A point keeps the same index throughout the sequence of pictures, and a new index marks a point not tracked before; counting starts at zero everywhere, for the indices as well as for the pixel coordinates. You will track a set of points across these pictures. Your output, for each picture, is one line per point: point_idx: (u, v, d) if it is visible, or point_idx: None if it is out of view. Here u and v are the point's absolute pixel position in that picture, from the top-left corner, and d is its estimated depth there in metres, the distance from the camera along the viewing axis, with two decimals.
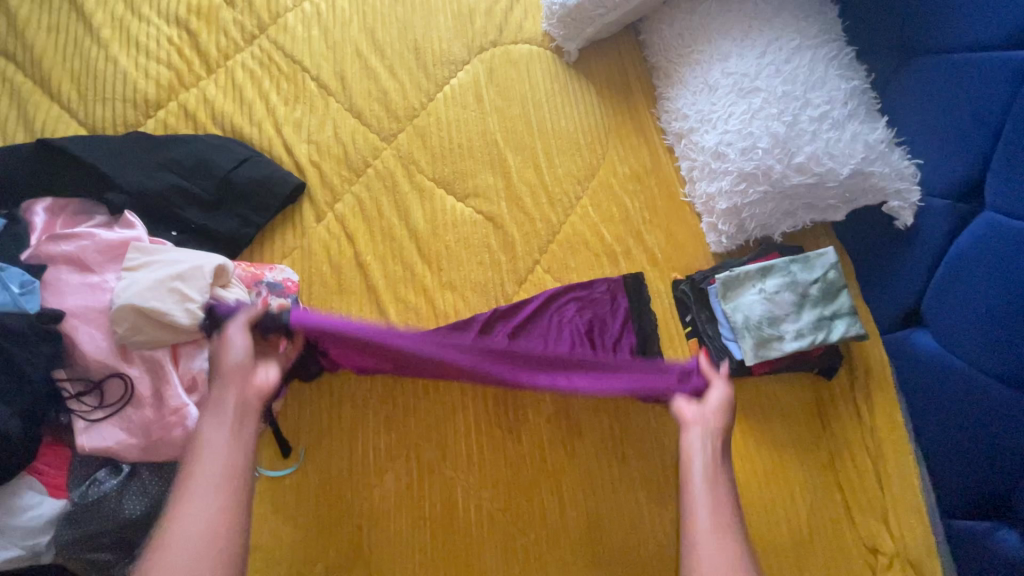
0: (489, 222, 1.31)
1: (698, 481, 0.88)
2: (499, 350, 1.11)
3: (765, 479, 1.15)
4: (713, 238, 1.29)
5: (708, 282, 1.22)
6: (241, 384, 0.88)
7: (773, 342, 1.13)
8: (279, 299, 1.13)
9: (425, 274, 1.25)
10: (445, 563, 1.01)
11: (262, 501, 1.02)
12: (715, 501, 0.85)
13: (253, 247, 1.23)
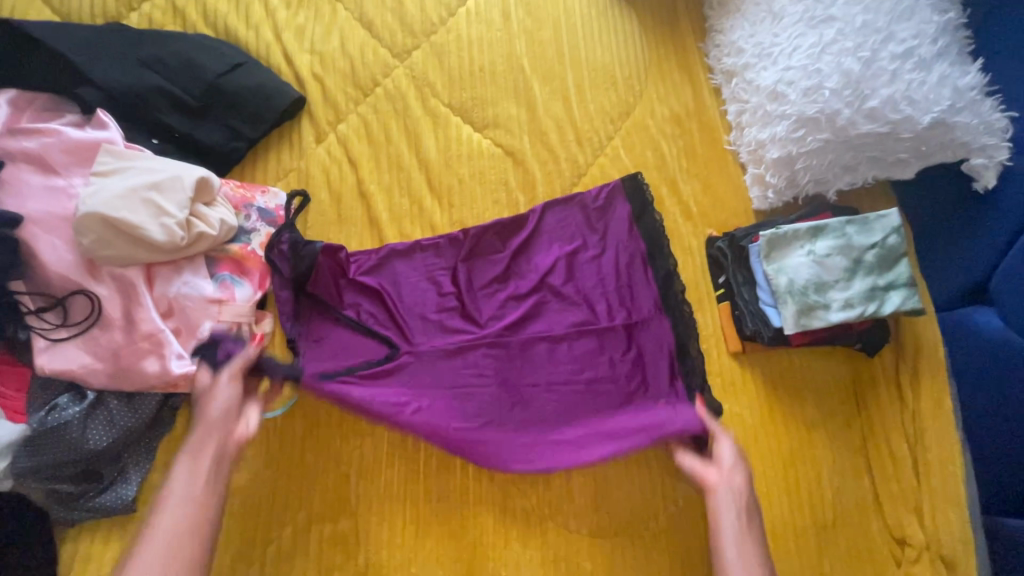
0: (508, 156, 1.17)
1: (726, 519, 0.82)
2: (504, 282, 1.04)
3: (790, 460, 1.06)
4: (757, 191, 1.16)
5: (750, 240, 1.09)
6: (222, 430, 0.82)
7: (818, 310, 1.00)
8: (269, 226, 1.01)
9: (434, 209, 1.12)
10: (439, 522, 0.92)
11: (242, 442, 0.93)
12: None
13: (244, 165, 1.10)
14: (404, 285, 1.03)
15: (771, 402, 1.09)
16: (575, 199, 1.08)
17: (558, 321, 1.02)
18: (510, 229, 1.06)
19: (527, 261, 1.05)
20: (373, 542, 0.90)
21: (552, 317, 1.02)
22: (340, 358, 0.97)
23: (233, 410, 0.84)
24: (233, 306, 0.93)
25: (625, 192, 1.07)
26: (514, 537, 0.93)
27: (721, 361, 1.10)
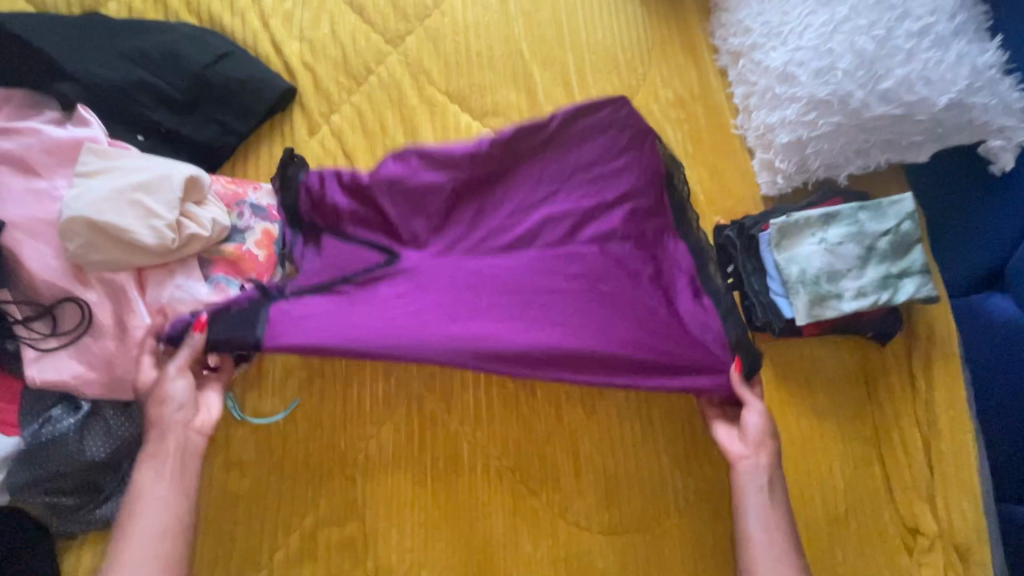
0: None
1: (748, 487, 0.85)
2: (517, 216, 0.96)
3: (800, 450, 1.05)
4: (766, 178, 1.12)
5: (760, 228, 1.05)
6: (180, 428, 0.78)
7: (830, 300, 0.98)
8: (264, 224, 0.97)
9: None
10: (448, 524, 0.91)
11: (244, 447, 0.91)
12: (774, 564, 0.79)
13: (235, 160, 1.06)
14: (420, 178, 0.95)
15: (781, 393, 1.07)
16: (622, 156, 0.99)
17: (562, 269, 0.94)
18: (521, 159, 0.97)
19: (532, 185, 0.98)
20: (382, 546, 0.89)
21: (562, 278, 0.93)
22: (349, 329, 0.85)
23: (186, 402, 0.80)
24: (175, 403, 0.79)
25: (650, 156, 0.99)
26: (525, 537, 0.92)
27: None
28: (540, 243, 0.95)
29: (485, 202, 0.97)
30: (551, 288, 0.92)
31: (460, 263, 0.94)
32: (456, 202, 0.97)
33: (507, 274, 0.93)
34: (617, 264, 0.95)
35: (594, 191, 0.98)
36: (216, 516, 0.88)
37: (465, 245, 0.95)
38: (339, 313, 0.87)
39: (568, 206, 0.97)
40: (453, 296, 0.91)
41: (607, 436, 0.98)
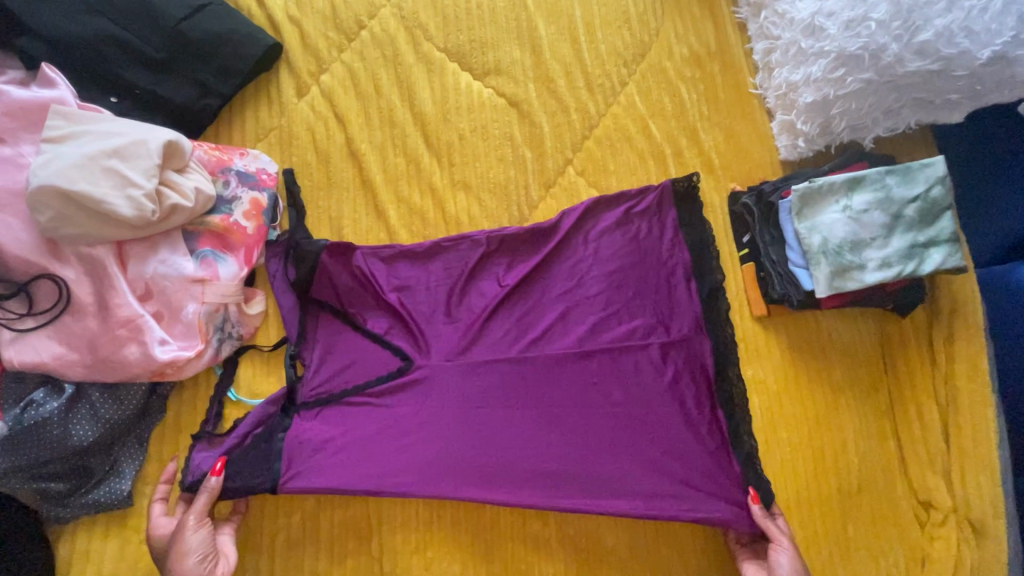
0: (512, 107, 1.06)
1: None
2: (529, 289, 0.97)
3: (815, 425, 1.01)
4: (786, 141, 1.07)
5: (780, 195, 1.00)
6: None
7: (852, 272, 0.93)
8: (252, 192, 0.91)
9: (433, 169, 1.01)
10: (453, 503, 0.88)
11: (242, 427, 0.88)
12: None
13: (219, 124, 0.99)
14: (428, 316, 0.93)
15: (795, 367, 1.03)
16: (632, 221, 1.01)
17: (574, 381, 0.92)
18: (520, 256, 0.99)
19: (546, 292, 0.97)
20: (386, 526, 0.86)
21: (571, 386, 0.91)
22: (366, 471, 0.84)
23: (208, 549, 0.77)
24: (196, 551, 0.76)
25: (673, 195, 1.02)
26: (533, 515, 0.89)
27: (744, 326, 1.04)
28: (552, 360, 0.92)
29: (499, 314, 0.95)
30: (572, 360, 0.92)
31: (467, 369, 0.90)
32: (463, 324, 0.93)
33: (514, 405, 0.89)
34: (634, 370, 0.93)
35: (611, 298, 0.97)
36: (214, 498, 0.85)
37: (480, 334, 0.92)
38: (357, 436, 0.86)
39: (585, 324, 0.95)
40: (454, 423, 0.87)
41: None
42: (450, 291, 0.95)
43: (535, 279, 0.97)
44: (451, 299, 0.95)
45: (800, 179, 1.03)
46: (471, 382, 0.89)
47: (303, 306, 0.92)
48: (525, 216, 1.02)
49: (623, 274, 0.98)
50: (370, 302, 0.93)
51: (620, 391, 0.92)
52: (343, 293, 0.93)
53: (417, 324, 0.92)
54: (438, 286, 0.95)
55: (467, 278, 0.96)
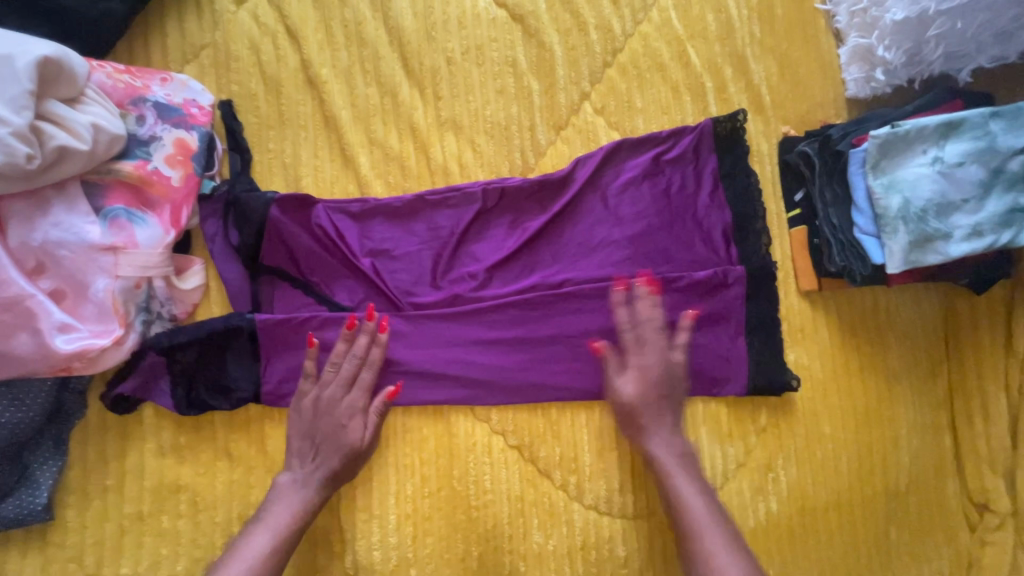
0: (515, 22, 0.83)
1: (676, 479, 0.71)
2: (536, 256, 0.80)
3: (863, 417, 0.87)
4: (857, 73, 0.85)
5: (851, 143, 0.80)
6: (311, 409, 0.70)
7: (936, 241, 0.75)
8: (176, 130, 0.70)
9: (414, 103, 0.80)
10: (441, 513, 0.74)
11: (181, 429, 0.72)
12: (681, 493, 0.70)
13: (133, 37, 0.76)
14: (409, 286, 0.76)
15: (846, 349, 0.87)
16: (663, 170, 0.82)
17: (583, 356, 0.78)
18: (526, 215, 0.81)
19: (554, 259, 0.80)
20: (362, 541, 0.73)
21: (581, 354, 0.78)
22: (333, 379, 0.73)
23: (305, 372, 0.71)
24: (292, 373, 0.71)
25: (715, 138, 0.83)
26: (535, 525, 0.76)
27: (789, 304, 0.87)
28: (557, 339, 0.78)
29: (496, 283, 0.79)
30: (582, 329, 0.78)
31: (458, 349, 0.76)
32: (453, 294, 0.77)
33: (512, 374, 0.77)
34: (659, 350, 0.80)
35: (635, 263, 0.80)
36: (151, 511, 0.70)
37: (474, 305, 0.77)
38: None
39: (603, 296, 0.79)
40: (443, 386, 0.75)
41: None
42: (439, 255, 0.78)
43: (541, 240, 0.80)
44: (439, 265, 0.78)
45: (875, 122, 0.82)
46: (462, 364, 0.76)
47: (254, 278, 0.74)
48: (531, 164, 0.82)
49: (651, 237, 0.81)
50: (337, 270, 0.75)
51: None
52: (301, 257, 0.74)
53: (398, 297, 0.76)
54: (422, 251, 0.77)
55: (458, 241, 0.78)
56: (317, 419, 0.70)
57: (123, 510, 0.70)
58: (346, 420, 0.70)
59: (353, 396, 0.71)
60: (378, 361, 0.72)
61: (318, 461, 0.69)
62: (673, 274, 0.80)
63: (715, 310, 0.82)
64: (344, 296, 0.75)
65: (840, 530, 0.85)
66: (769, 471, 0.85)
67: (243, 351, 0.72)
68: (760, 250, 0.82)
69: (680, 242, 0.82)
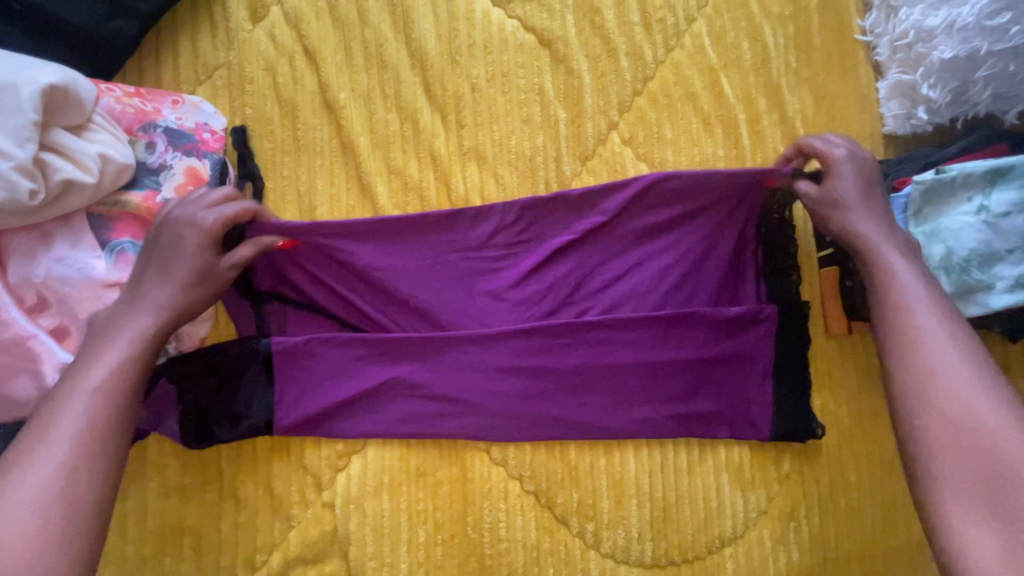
0: (544, 47, 0.79)
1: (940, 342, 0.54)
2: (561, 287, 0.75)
3: (891, 465, 0.84)
4: (898, 110, 0.82)
5: (891, 185, 0.77)
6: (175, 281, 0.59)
7: (977, 293, 0.72)
8: (186, 158, 0.67)
9: (435, 130, 0.76)
10: (454, 561, 0.72)
11: (185, 468, 0.69)
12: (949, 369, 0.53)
13: (144, 55, 0.73)
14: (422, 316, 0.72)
15: (874, 396, 0.84)
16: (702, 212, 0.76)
17: (607, 392, 0.76)
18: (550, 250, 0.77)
19: (580, 292, 0.76)
20: None
21: (604, 391, 0.76)
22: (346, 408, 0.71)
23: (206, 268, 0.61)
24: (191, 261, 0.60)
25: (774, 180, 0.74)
26: (551, 575, 0.74)
27: (816, 347, 0.84)
28: (577, 375, 0.75)
29: (511, 312, 0.74)
30: (606, 366, 0.75)
31: (475, 383, 0.72)
32: (465, 323, 0.73)
33: (530, 410, 0.74)
34: (683, 394, 0.78)
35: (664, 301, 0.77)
36: (154, 554, 0.68)
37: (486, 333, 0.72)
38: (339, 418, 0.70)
39: (630, 333, 0.76)
40: (458, 419, 0.72)
41: (650, 451, 0.79)
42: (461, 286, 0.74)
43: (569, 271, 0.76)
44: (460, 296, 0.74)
45: (916, 162, 0.79)
46: (478, 398, 0.72)
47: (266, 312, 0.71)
48: None
49: (683, 280, 0.77)
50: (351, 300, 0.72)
51: (659, 416, 0.77)
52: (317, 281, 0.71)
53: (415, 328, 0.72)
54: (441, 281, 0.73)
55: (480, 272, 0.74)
56: (157, 235, 0.60)
57: (125, 552, 0.67)
58: (183, 241, 0.60)
59: (199, 217, 0.61)
60: (263, 243, 0.65)
61: (162, 265, 0.59)
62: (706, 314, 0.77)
63: (742, 352, 0.79)
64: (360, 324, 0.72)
65: None
66: (792, 520, 0.82)
67: (256, 371, 0.69)
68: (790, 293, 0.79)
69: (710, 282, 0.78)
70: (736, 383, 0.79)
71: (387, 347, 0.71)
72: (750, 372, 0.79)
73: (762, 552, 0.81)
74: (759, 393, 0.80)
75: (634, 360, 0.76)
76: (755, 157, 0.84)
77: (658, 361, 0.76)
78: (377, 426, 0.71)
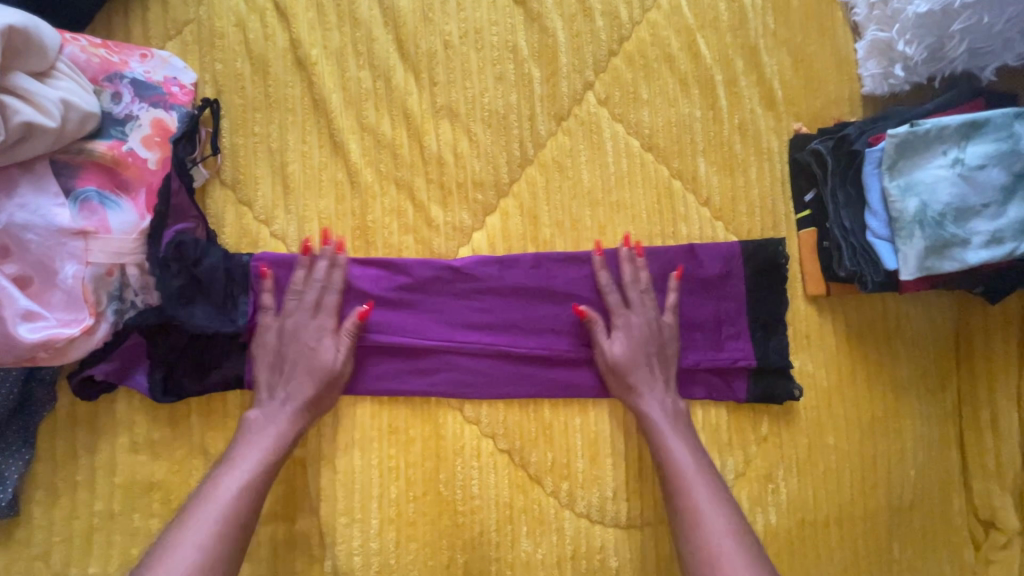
0: (517, 5, 0.79)
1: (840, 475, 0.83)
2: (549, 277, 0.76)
3: (869, 429, 0.83)
4: (875, 69, 0.82)
5: (868, 142, 0.77)
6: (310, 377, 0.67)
7: (953, 248, 0.71)
8: (154, 110, 0.67)
9: (409, 88, 0.76)
10: (426, 518, 0.71)
11: (154, 424, 0.68)
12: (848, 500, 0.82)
13: (112, 10, 0.72)
14: (386, 274, 0.73)
15: (853, 358, 0.84)
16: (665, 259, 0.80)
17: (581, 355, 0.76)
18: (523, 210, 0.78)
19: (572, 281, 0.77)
20: (342, 546, 0.69)
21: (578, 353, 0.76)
22: None
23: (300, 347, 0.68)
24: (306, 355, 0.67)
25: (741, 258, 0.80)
26: (524, 533, 0.73)
27: (794, 309, 0.84)
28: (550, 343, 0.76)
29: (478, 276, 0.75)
30: (580, 332, 0.76)
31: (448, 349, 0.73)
32: (428, 280, 0.74)
33: (501, 375, 0.74)
34: None
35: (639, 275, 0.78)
36: (122, 509, 0.67)
37: (452, 301, 0.74)
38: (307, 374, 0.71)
39: (604, 300, 0.77)
40: (424, 383, 0.72)
41: (626, 412, 0.78)
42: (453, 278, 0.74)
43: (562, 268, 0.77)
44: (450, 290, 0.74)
45: (894, 119, 0.78)
46: (447, 359, 0.73)
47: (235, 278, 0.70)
48: (530, 155, 0.78)
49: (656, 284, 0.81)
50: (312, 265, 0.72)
51: None
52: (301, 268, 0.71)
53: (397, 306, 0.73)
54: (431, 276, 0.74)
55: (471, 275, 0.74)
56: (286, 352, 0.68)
57: (92, 508, 0.67)
58: (304, 350, 0.67)
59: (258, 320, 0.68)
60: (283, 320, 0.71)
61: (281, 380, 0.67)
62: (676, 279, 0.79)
63: (712, 316, 0.80)
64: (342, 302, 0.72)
65: (841, 544, 0.82)
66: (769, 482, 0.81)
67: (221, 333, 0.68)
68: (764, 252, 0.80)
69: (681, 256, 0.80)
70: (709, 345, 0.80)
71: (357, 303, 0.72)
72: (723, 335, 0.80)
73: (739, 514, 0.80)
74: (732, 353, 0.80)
75: (607, 325, 0.77)
76: (732, 118, 0.84)
77: (630, 322, 0.78)
78: (348, 380, 0.71)
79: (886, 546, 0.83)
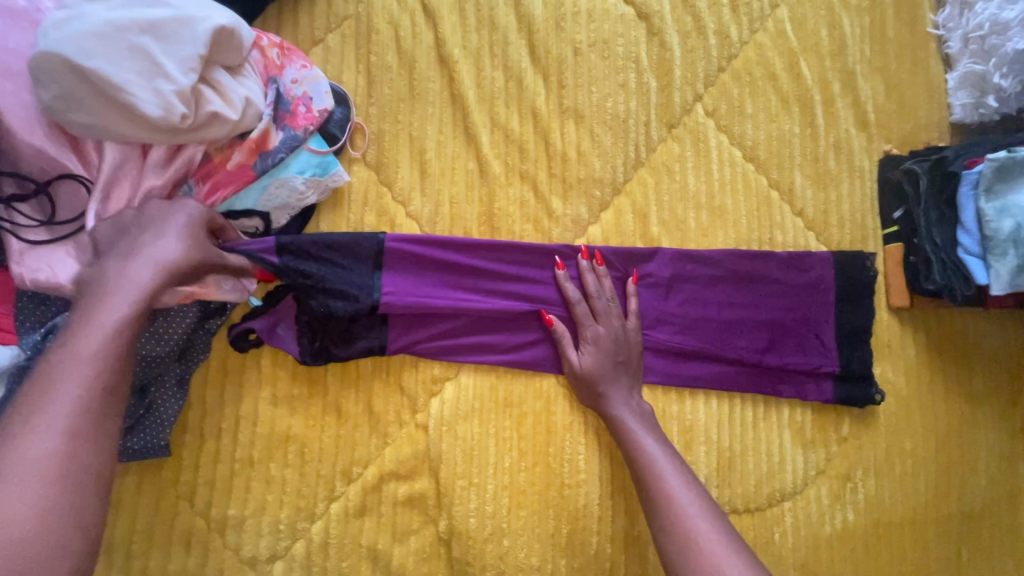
0: (640, 20, 0.86)
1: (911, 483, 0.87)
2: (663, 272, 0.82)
3: (943, 437, 0.88)
4: (966, 99, 0.87)
5: (962, 165, 0.82)
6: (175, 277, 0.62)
7: None
8: (266, 123, 0.70)
9: (538, 89, 0.82)
10: (535, 488, 0.76)
11: (294, 379, 0.75)
12: (916, 505, 0.86)
13: (281, 4, 0.80)
14: (514, 255, 0.79)
15: (932, 369, 0.88)
16: (765, 262, 0.85)
17: (683, 346, 0.82)
18: (634, 208, 0.83)
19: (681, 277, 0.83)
20: (459, 507, 0.74)
21: (681, 344, 0.82)
22: (447, 339, 0.76)
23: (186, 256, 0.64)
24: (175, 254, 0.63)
25: (834, 266, 0.85)
26: (624, 510, 0.78)
27: (878, 318, 0.88)
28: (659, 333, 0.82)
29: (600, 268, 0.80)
30: (687, 326, 0.83)
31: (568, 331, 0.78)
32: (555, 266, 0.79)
33: None
34: (753, 350, 0.84)
35: (741, 276, 0.84)
36: (261, 458, 0.73)
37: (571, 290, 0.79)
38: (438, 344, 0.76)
39: (709, 296, 0.84)
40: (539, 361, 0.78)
41: (720, 404, 0.83)
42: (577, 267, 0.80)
43: (674, 263, 0.83)
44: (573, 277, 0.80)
45: (987, 146, 0.84)
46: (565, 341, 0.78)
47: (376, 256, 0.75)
48: (643, 158, 0.84)
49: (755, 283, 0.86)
50: (450, 244, 0.78)
51: (732, 370, 0.83)
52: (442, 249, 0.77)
53: (524, 288, 0.78)
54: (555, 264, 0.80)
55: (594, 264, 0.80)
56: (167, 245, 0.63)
57: (235, 453, 0.73)
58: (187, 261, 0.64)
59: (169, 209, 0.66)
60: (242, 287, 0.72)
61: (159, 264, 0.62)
62: (772, 282, 0.85)
63: (802, 317, 0.85)
64: (475, 282, 0.78)
65: (913, 546, 0.86)
66: (847, 481, 0.86)
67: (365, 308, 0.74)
68: (853, 265, 0.86)
69: (779, 259, 0.85)
70: (799, 346, 0.85)
71: (487, 280, 0.78)
72: (814, 335, 0.85)
73: (817, 508, 0.84)
74: (818, 353, 0.85)
75: (708, 321, 0.83)
76: (828, 136, 0.89)
77: (729, 319, 0.84)
78: (473, 353, 0.77)
79: (956, 553, 0.87)
